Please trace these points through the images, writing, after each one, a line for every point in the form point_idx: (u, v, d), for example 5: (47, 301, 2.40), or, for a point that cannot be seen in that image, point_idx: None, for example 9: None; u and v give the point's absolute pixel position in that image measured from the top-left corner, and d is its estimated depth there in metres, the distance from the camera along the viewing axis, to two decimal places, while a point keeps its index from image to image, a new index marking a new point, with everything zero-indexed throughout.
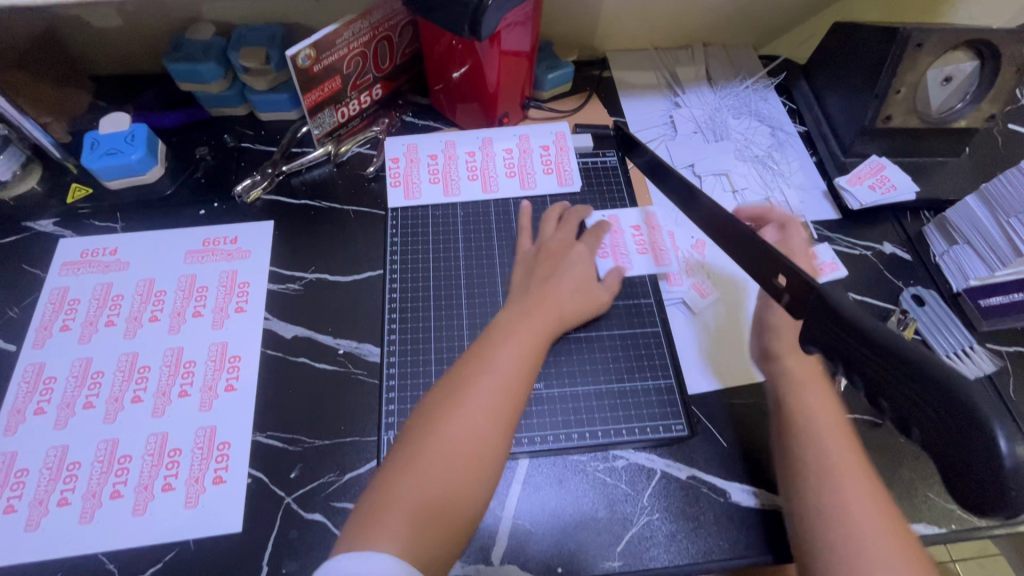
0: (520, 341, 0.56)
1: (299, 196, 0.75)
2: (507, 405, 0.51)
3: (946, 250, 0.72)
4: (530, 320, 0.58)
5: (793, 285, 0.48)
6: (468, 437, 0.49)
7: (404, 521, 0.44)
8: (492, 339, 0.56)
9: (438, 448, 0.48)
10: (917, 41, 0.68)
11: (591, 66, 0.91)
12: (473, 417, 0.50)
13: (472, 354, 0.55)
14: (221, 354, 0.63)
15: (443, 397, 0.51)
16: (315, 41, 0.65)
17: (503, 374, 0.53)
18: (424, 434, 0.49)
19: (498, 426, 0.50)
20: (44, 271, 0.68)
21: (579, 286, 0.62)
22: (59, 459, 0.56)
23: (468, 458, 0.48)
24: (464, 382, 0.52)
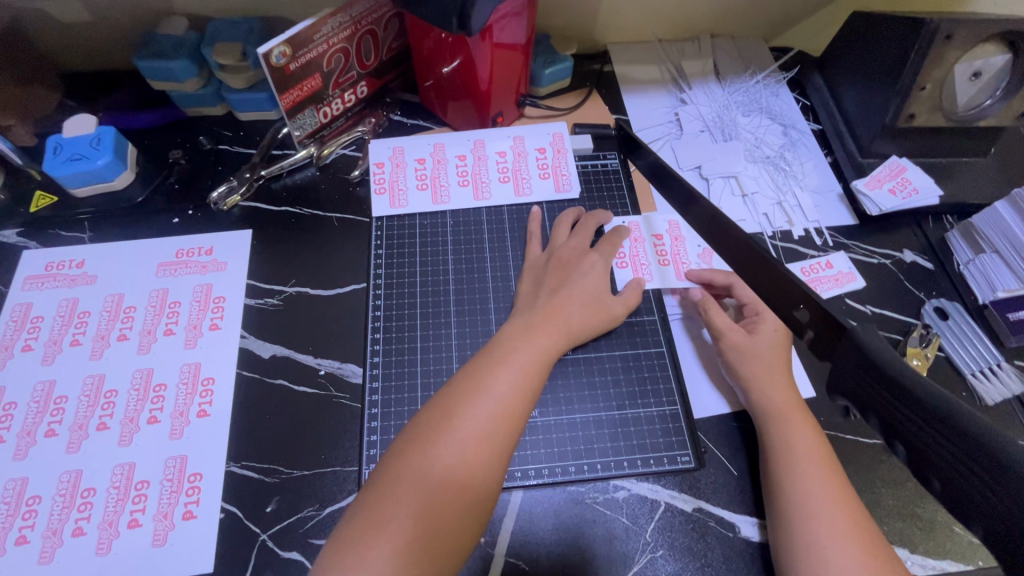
0: (520, 358, 0.51)
1: (279, 202, 0.70)
2: (505, 432, 0.47)
3: (971, 259, 0.67)
4: (531, 336, 0.54)
5: (817, 318, 0.42)
6: (461, 466, 0.45)
7: (385, 560, 0.40)
8: (489, 355, 0.52)
9: (427, 476, 0.44)
10: (946, 33, 0.62)
11: (591, 60, 0.86)
12: (469, 441, 0.45)
13: (469, 370, 0.50)
14: (193, 377, 0.58)
15: (436, 418, 0.47)
16: (290, 37, 0.60)
17: (501, 395, 0.48)
18: (413, 459, 0.44)
19: (494, 455, 0.46)
20: (6, 286, 0.63)
21: (578, 303, 0.57)
22: (18, 493, 0.52)
23: (459, 488, 0.44)
24: (458, 401, 0.47)
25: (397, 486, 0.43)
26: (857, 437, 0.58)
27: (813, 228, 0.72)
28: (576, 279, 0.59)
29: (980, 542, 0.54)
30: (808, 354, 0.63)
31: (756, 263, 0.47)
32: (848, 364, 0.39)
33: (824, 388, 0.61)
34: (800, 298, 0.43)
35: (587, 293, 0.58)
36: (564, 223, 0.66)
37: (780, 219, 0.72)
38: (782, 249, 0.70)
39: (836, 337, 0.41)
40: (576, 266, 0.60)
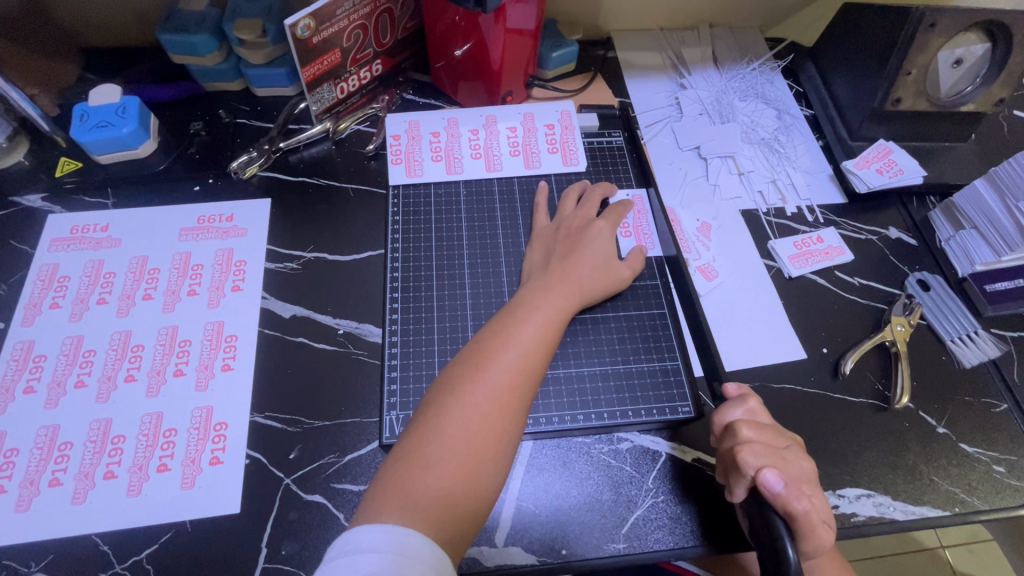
0: (541, 315, 0.55)
1: (297, 173, 0.73)
2: (529, 379, 0.50)
3: (952, 235, 0.71)
4: (547, 297, 0.57)
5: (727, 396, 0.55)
6: (492, 411, 0.48)
7: (432, 496, 0.44)
8: (512, 314, 0.55)
9: (465, 423, 0.47)
10: (930, 21, 0.66)
11: (595, 46, 0.89)
12: (499, 391, 0.49)
13: (493, 328, 0.54)
14: (217, 334, 0.61)
15: (468, 370, 0.50)
16: (314, 10, 0.63)
17: (525, 349, 0.52)
18: (451, 406, 0.48)
19: (519, 403, 0.49)
20: (33, 247, 0.65)
21: (587, 265, 0.61)
22: (50, 439, 0.54)
23: (493, 434, 0.47)
24: (488, 355, 0.51)
25: (440, 433, 0.46)
26: (846, 396, 0.62)
27: (805, 206, 0.76)
28: (585, 244, 0.62)
29: (957, 491, 0.58)
30: (799, 321, 0.67)
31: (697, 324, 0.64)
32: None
33: (813, 351, 0.65)
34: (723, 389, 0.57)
35: (596, 258, 0.62)
36: (571, 196, 0.69)
37: (774, 196, 0.76)
38: (776, 224, 0.74)
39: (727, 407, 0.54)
40: (584, 233, 0.64)
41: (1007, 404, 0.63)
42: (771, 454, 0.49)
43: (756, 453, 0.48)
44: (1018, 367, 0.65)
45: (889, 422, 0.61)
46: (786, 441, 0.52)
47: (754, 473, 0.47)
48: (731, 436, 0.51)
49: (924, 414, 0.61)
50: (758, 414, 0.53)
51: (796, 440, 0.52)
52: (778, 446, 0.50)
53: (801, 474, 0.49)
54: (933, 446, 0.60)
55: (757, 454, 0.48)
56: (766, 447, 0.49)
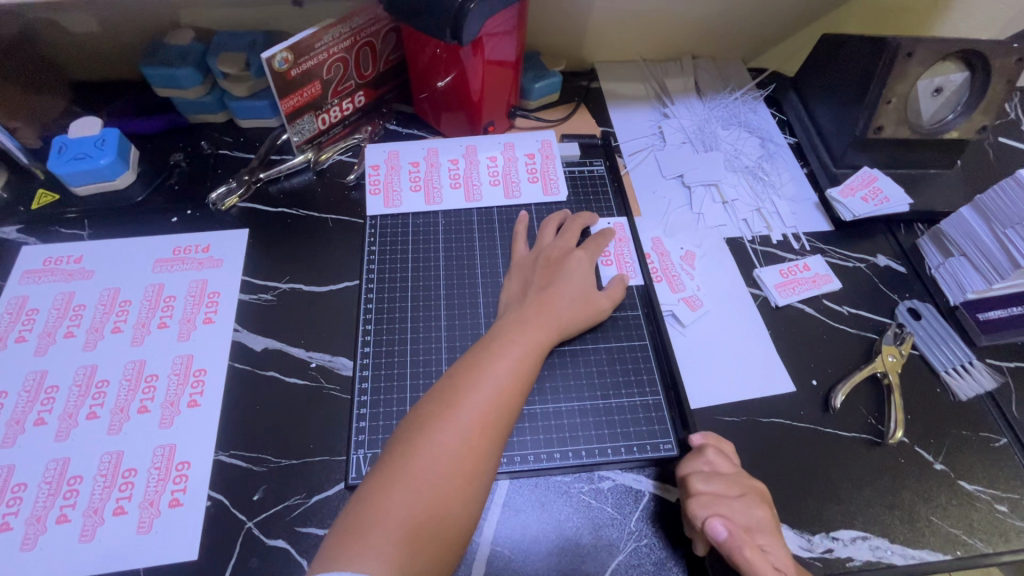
0: (517, 349, 0.53)
1: (277, 204, 0.73)
2: (502, 419, 0.48)
3: (942, 263, 0.70)
4: (523, 331, 0.55)
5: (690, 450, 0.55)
6: (461, 452, 0.46)
7: (395, 544, 0.41)
8: (487, 347, 0.53)
9: (433, 464, 0.45)
10: (907, 50, 0.67)
11: (579, 77, 0.90)
12: (471, 430, 0.47)
13: (466, 362, 0.52)
14: (185, 368, 0.59)
15: (438, 408, 0.48)
16: (293, 44, 0.63)
17: (499, 385, 0.50)
18: (419, 446, 0.45)
19: (491, 443, 0.47)
20: (4, 279, 0.64)
21: (565, 297, 0.59)
22: (3, 480, 0.52)
23: (463, 474, 0.45)
24: (459, 391, 0.49)
25: (407, 475, 0.44)
26: (838, 431, 0.60)
27: (790, 233, 0.75)
28: (563, 276, 0.61)
29: (958, 533, 0.55)
30: (787, 352, 0.65)
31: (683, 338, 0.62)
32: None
33: (802, 384, 0.62)
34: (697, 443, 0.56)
35: (573, 289, 0.60)
36: (550, 226, 0.68)
37: (759, 224, 0.75)
38: (761, 253, 0.73)
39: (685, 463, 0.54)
40: (562, 265, 0.62)
41: (1007, 438, 0.60)
42: (721, 503, 0.48)
43: (703, 503, 0.48)
44: (1016, 399, 0.63)
45: (884, 459, 0.58)
46: (741, 490, 0.50)
47: (700, 524, 0.48)
48: (685, 487, 0.51)
49: (920, 449, 0.59)
50: (717, 464, 0.51)
51: (756, 490, 0.50)
52: (732, 495, 0.49)
53: (752, 523, 0.48)
54: (932, 485, 0.57)
55: (703, 503, 0.48)
56: (716, 497, 0.49)
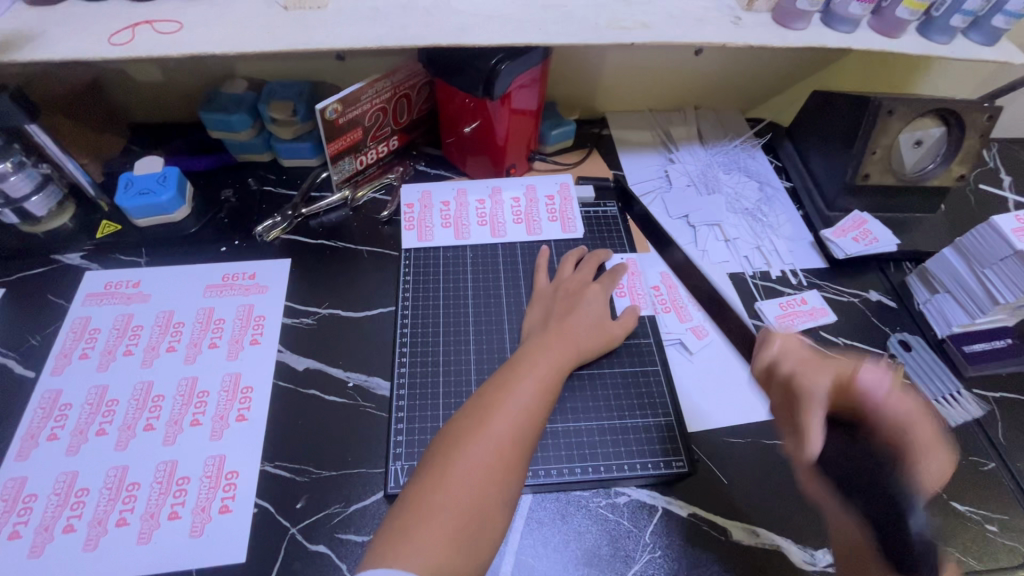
0: (541, 370, 0.58)
1: (316, 236, 0.80)
2: (527, 433, 0.53)
3: (929, 299, 0.75)
4: (546, 354, 0.60)
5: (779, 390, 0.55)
6: (492, 462, 0.50)
7: (435, 544, 0.46)
8: (513, 369, 0.58)
9: (466, 472, 0.49)
10: (888, 108, 0.75)
11: (591, 125, 0.99)
12: (501, 441, 0.52)
13: (494, 382, 0.57)
14: (234, 385, 0.64)
15: (470, 423, 0.53)
16: (342, 96, 0.71)
17: (524, 403, 0.55)
18: (453, 456, 0.50)
19: (518, 454, 0.52)
20: (69, 301, 0.70)
21: (583, 325, 0.65)
22: (68, 485, 0.57)
23: (493, 482, 0.50)
24: (489, 407, 0.54)
25: (445, 482, 0.49)
26: None
27: (788, 269, 0.81)
28: (582, 306, 0.67)
29: (953, 551, 0.58)
30: None
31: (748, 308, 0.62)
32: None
33: None
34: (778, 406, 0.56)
35: (591, 318, 0.66)
36: (569, 261, 0.74)
37: (760, 261, 0.82)
38: (762, 287, 0.79)
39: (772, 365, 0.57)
40: (581, 296, 0.68)
41: (995, 463, 0.65)
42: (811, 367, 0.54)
43: (813, 376, 0.53)
44: (1002, 426, 0.68)
45: None
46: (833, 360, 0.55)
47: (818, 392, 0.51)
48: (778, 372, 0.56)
49: None
50: (787, 348, 0.57)
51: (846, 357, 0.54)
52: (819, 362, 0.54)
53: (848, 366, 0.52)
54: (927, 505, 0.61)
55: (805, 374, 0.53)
56: (803, 364, 0.54)
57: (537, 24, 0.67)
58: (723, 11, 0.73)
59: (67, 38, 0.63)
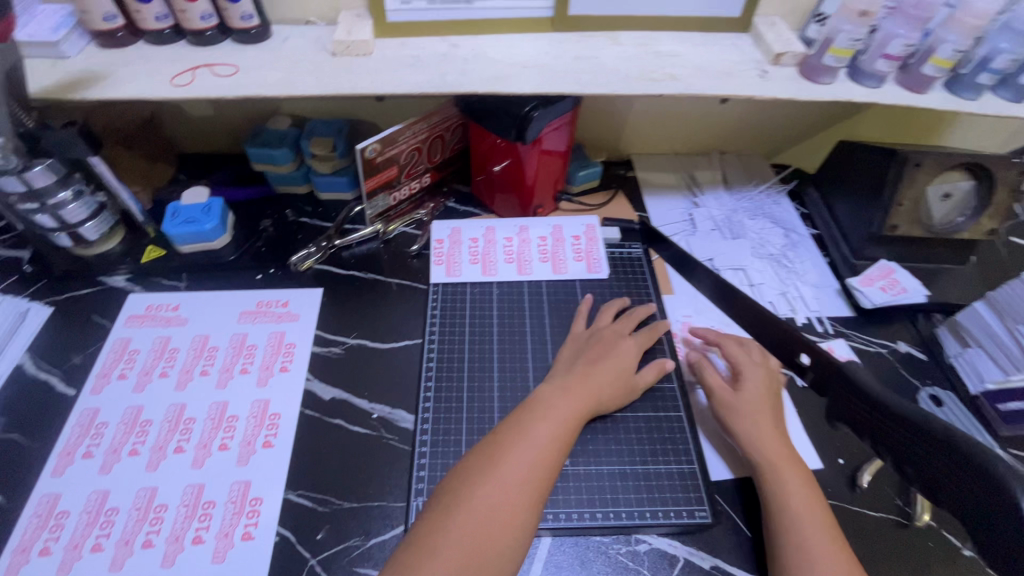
0: (563, 412, 0.59)
1: (348, 267, 0.82)
2: (542, 476, 0.53)
3: (960, 352, 0.74)
4: (566, 397, 0.61)
5: (817, 366, 0.63)
6: (503, 503, 0.51)
7: None
8: (534, 408, 0.59)
9: (478, 514, 0.50)
10: (915, 161, 0.76)
11: (617, 166, 1.01)
12: (519, 475, 0.53)
13: (512, 422, 0.58)
14: (262, 412, 0.66)
15: (483, 462, 0.54)
16: (381, 137, 0.75)
17: (540, 445, 0.55)
18: (464, 495, 0.51)
19: (532, 497, 0.52)
20: (112, 322, 0.74)
21: (608, 372, 0.65)
22: (99, 503, 0.58)
23: (505, 524, 0.50)
24: (503, 447, 0.55)
25: (462, 510, 0.50)
26: (865, 509, 0.62)
27: (814, 317, 0.80)
28: (610, 354, 0.67)
29: None
30: (816, 429, 0.69)
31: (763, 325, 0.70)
32: (837, 390, 0.62)
33: (829, 462, 0.66)
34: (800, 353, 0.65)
35: (615, 367, 0.66)
36: (609, 310, 0.75)
37: (785, 307, 0.82)
38: None
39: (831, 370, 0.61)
40: (612, 346, 0.69)
41: None
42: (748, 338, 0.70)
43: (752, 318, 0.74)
44: None
45: (912, 540, 0.61)
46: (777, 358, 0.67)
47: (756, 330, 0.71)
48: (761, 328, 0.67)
49: (948, 533, 0.61)
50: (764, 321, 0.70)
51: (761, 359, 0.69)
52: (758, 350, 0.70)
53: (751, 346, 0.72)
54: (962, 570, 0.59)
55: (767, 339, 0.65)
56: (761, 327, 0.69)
57: (570, 75, 0.71)
58: (751, 65, 0.75)
59: (133, 79, 0.68)
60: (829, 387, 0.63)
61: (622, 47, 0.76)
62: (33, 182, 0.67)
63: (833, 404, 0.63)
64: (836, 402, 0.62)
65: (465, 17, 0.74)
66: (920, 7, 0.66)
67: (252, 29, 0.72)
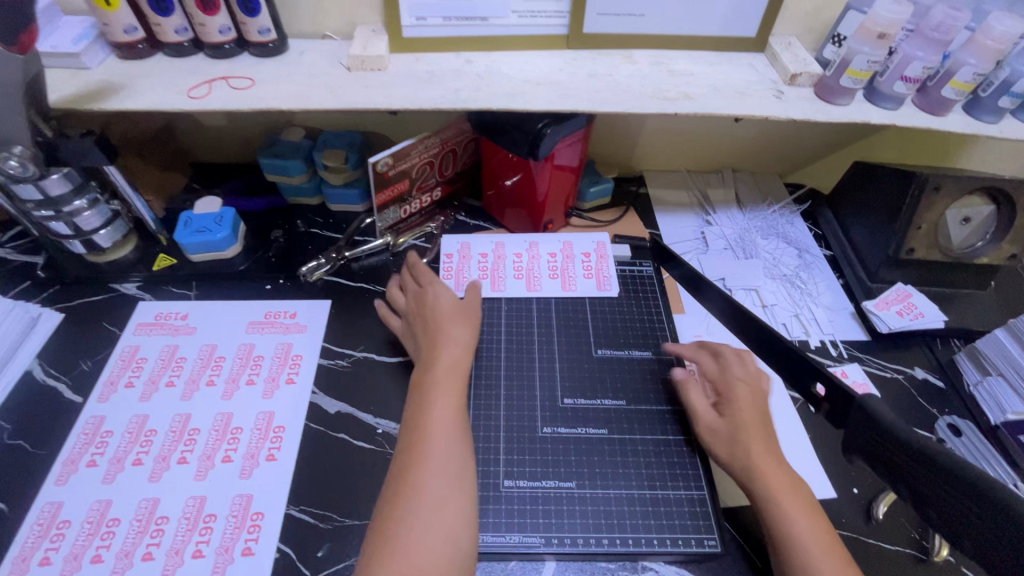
0: (448, 392, 0.60)
1: (357, 279, 0.82)
2: (460, 462, 0.55)
3: (980, 380, 0.72)
4: (450, 381, 0.61)
5: (831, 394, 0.57)
6: (440, 499, 0.52)
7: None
8: (421, 397, 0.60)
9: (422, 519, 0.50)
10: (934, 184, 0.75)
11: (628, 182, 1.01)
12: (445, 466, 0.54)
13: (408, 424, 0.58)
14: (266, 424, 0.65)
15: (400, 469, 0.54)
16: (394, 151, 0.75)
17: (445, 435, 0.57)
18: (403, 506, 0.51)
19: (462, 485, 0.54)
20: (121, 330, 0.74)
21: (454, 336, 0.67)
22: (100, 514, 0.58)
23: (449, 516, 0.51)
24: (415, 451, 0.55)
25: (408, 517, 0.50)
26: (881, 542, 0.60)
27: (828, 340, 0.79)
28: (433, 303, 0.70)
29: None
30: (829, 457, 0.67)
31: (764, 339, 0.66)
32: (855, 425, 0.54)
33: (843, 491, 0.64)
34: (813, 376, 0.59)
35: (448, 317, 0.69)
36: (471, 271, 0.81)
37: (798, 329, 0.80)
38: None
39: (847, 403, 0.55)
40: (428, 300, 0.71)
41: None
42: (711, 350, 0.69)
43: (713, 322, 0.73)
44: None
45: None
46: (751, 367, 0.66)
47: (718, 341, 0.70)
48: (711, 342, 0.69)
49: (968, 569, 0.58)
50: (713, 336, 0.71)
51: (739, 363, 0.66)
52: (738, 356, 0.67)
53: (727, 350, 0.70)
54: None
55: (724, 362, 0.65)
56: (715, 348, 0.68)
57: (583, 93, 0.70)
58: (765, 85, 0.74)
59: (151, 90, 0.68)
60: (846, 419, 0.56)
61: (636, 65, 0.76)
62: (49, 191, 0.68)
63: (846, 438, 0.56)
64: (852, 438, 0.55)
65: (479, 34, 0.74)
66: (941, 29, 0.66)
67: (269, 43, 0.73)
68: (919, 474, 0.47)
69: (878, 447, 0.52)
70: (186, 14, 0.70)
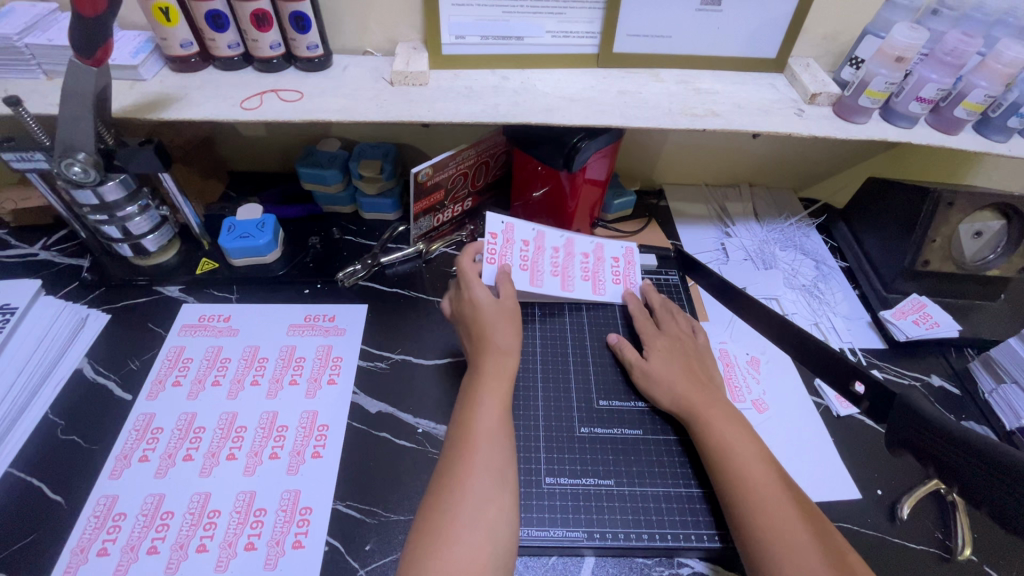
0: (492, 392, 0.62)
1: (391, 284, 0.85)
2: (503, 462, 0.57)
3: (995, 388, 0.75)
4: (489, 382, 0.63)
5: (872, 392, 0.64)
6: (485, 499, 0.53)
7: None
8: (471, 397, 0.62)
9: (467, 516, 0.51)
10: (948, 200, 0.79)
11: (649, 195, 1.05)
12: (489, 463, 0.56)
13: (459, 421, 0.60)
14: (311, 423, 0.68)
15: (451, 466, 0.55)
16: (434, 162, 0.77)
17: (489, 436, 0.58)
18: (454, 501, 0.52)
19: (503, 485, 0.55)
20: (166, 331, 0.76)
21: (501, 335, 0.68)
22: (155, 507, 0.60)
23: (491, 515, 0.52)
24: (465, 448, 0.57)
25: (456, 507, 0.52)
26: (906, 541, 0.62)
27: (847, 347, 0.82)
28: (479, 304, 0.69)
29: None
30: (853, 459, 0.69)
31: (800, 343, 0.71)
32: (897, 417, 0.61)
33: (868, 493, 0.66)
34: (853, 377, 0.66)
35: (494, 317, 0.69)
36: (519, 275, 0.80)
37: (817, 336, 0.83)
38: None
39: (888, 400, 0.62)
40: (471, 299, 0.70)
41: None
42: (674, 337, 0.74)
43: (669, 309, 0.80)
44: None
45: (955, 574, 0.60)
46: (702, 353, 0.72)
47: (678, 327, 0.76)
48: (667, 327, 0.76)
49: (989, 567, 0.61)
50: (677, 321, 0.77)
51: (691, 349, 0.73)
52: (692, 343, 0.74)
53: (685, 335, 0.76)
54: None
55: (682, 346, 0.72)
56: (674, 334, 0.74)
57: (616, 109, 0.74)
58: (787, 104, 0.78)
59: (205, 102, 0.72)
60: (888, 412, 0.62)
61: (663, 84, 0.80)
62: (105, 196, 0.71)
63: (892, 431, 0.62)
64: (895, 430, 0.61)
65: (515, 53, 0.78)
66: (954, 54, 0.70)
67: (316, 58, 0.76)
68: (951, 456, 0.52)
69: (919, 440, 0.58)
70: (239, 30, 0.73)
